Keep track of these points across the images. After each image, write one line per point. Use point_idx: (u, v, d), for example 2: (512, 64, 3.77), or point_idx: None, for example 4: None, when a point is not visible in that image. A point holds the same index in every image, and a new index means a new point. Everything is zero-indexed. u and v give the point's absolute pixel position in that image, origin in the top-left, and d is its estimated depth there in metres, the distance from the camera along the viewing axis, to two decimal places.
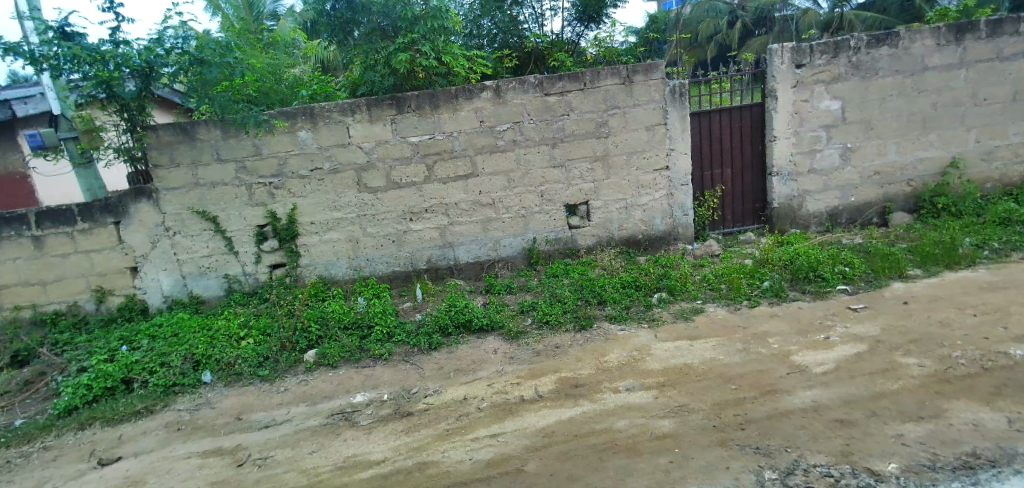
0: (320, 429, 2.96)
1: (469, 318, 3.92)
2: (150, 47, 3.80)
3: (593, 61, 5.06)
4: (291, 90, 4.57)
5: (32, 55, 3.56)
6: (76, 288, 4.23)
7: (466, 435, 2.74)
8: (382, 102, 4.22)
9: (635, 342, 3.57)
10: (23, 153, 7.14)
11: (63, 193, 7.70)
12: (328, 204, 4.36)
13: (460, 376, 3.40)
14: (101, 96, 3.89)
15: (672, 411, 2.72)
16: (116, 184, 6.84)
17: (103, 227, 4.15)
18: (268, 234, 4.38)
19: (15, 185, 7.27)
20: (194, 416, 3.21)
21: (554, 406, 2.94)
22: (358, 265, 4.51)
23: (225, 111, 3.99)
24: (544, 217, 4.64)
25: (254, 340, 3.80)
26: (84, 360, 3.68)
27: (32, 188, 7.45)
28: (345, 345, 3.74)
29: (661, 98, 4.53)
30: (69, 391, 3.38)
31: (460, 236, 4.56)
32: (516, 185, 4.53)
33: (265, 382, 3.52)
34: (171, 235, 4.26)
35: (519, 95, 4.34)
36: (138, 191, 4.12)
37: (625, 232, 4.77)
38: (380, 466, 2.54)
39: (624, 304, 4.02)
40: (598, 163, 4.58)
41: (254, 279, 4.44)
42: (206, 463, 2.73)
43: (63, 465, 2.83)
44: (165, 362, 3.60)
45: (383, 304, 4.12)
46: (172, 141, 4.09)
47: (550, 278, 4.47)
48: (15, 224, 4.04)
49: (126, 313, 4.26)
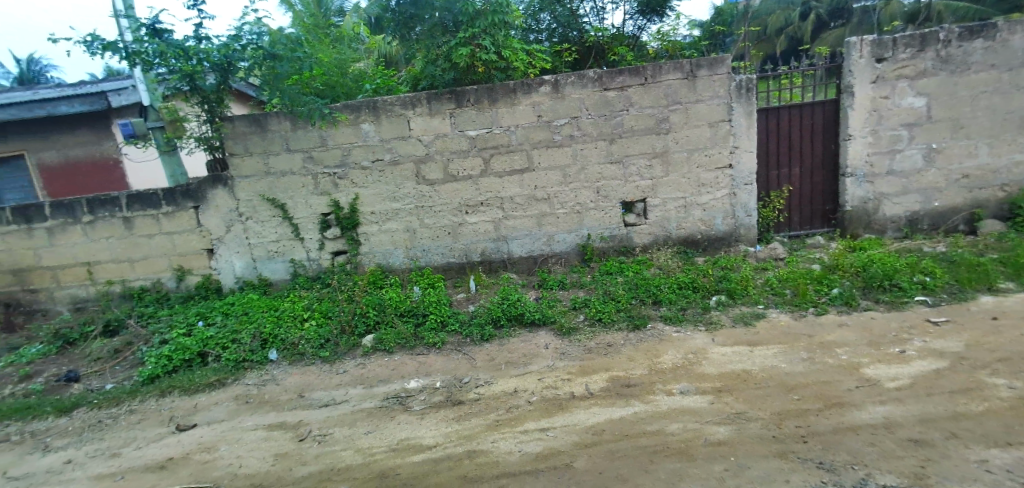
0: (376, 411, 3.08)
1: (521, 312, 3.93)
2: (229, 43, 4.01)
3: (655, 56, 4.89)
4: (356, 83, 4.65)
5: (126, 52, 3.86)
6: (160, 266, 4.56)
7: (516, 427, 2.77)
8: (442, 96, 4.29)
9: (691, 345, 3.46)
10: (117, 141, 6.96)
11: (149, 179, 7.59)
12: (387, 195, 4.49)
13: (511, 369, 3.43)
14: (185, 88, 4.13)
15: (728, 418, 2.63)
16: (196, 173, 7.27)
17: (184, 211, 4.45)
18: (331, 223, 4.55)
19: (107, 171, 7.06)
20: (261, 391, 3.42)
21: (605, 404, 2.90)
22: (414, 256, 4.62)
23: (294, 103, 4.17)
24: (600, 214, 4.58)
25: (316, 322, 3.98)
26: (166, 333, 3.99)
27: (123, 174, 7.21)
28: (401, 331, 3.85)
29: (726, 93, 4.35)
30: (152, 361, 3.67)
31: (515, 229, 4.58)
32: (571, 180, 4.49)
33: (326, 363, 3.67)
34: (244, 221, 4.50)
35: (577, 89, 4.30)
36: (216, 178, 4.40)
37: (683, 231, 4.64)
38: (431, 450, 2.63)
39: (680, 305, 3.91)
40: (657, 160, 4.47)
41: (318, 264, 4.63)
42: (271, 435, 2.92)
43: (146, 428, 3.12)
44: (236, 339, 3.83)
45: (437, 294, 4.21)
46: (246, 132, 4.33)
47: (604, 275, 4.40)
48: (108, 206, 4.41)
49: (202, 291, 4.55)
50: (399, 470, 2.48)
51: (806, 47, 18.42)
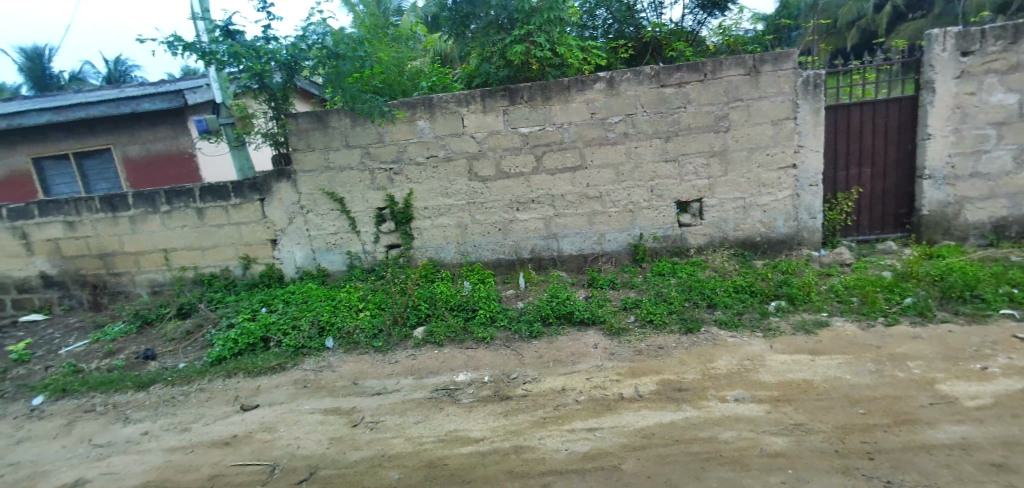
0: (426, 402, 3.16)
1: (571, 311, 3.91)
2: (296, 43, 4.19)
3: (715, 51, 4.74)
4: (412, 81, 4.76)
5: (202, 52, 4.09)
6: (228, 254, 4.82)
7: (563, 425, 2.76)
8: (495, 93, 4.32)
9: (747, 351, 3.34)
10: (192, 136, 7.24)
11: (218, 173, 7.95)
12: (441, 191, 4.57)
13: (559, 367, 3.42)
14: (254, 86, 4.36)
15: (786, 429, 2.52)
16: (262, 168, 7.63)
17: (251, 203, 4.69)
18: (386, 217, 4.68)
19: (182, 164, 7.40)
20: (318, 376, 3.57)
21: (654, 408, 2.85)
22: (465, 251, 4.68)
23: (354, 101, 4.32)
24: (653, 213, 4.48)
25: (370, 313, 4.11)
26: (233, 317, 4.24)
27: (196, 167, 7.54)
28: (451, 325, 3.92)
29: (792, 90, 4.16)
30: (221, 344, 3.90)
31: (565, 227, 4.55)
32: (624, 179, 4.42)
33: (378, 353, 3.78)
34: (305, 213, 4.70)
35: (633, 86, 4.23)
36: (280, 172, 4.61)
37: (741, 233, 4.47)
38: (479, 443, 2.68)
39: (736, 309, 3.77)
40: (715, 159, 4.33)
41: (372, 257, 4.77)
42: (327, 420, 3.06)
43: (214, 406, 3.33)
44: (296, 326, 4.01)
45: (487, 290, 4.25)
46: (308, 128, 4.51)
47: (656, 276, 4.30)
48: (184, 197, 4.72)
49: (266, 279, 4.79)
50: (447, 460, 2.55)
51: (880, 41, 17.29)
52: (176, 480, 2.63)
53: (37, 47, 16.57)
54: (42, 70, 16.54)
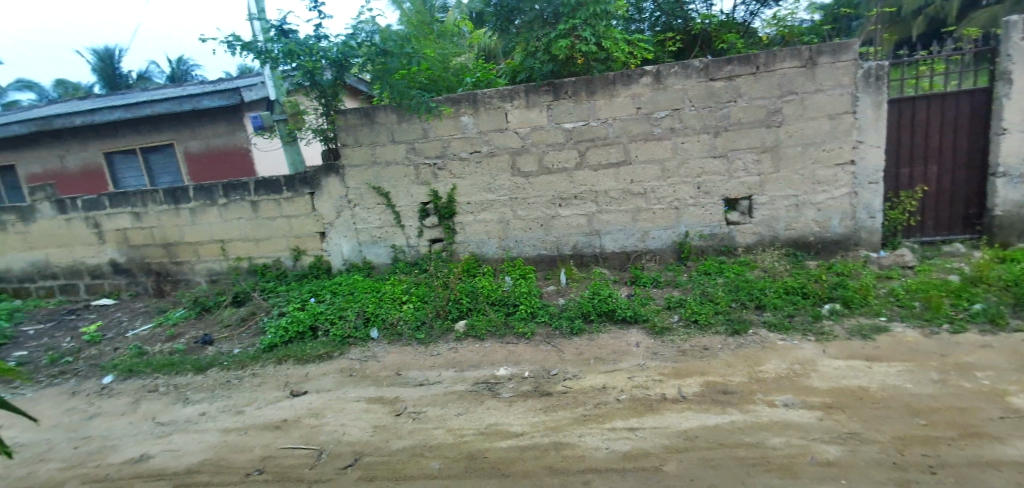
0: (467, 395, 3.20)
1: (613, 308, 3.87)
2: (347, 41, 4.31)
3: (768, 43, 4.57)
4: (457, 77, 4.80)
5: (259, 51, 4.27)
6: (279, 246, 5.01)
7: (603, 424, 2.74)
8: (540, 88, 4.31)
9: (798, 355, 3.22)
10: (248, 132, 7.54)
11: (273, 166, 8.20)
12: (483, 186, 4.60)
13: (600, 365, 3.39)
14: (306, 84, 4.50)
15: (839, 438, 2.41)
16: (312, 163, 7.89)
17: (301, 196, 4.86)
18: (430, 211, 4.75)
19: (236, 158, 7.66)
20: (363, 366, 3.67)
21: (698, 409, 2.78)
22: (507, 246, 4.69)
23: (401, 97, 4.41)
24: (699, 211, 4.37)
25: (413, 305, 4.19)
26: (284, 306, 4.42)
27: (249, 160, 7.75)
28: (492, 319, 3.95)
29: (851, 83, 3.96)
30: (273, 331, 4.07)
31: (608, 224, 4.50)
32: (670, 175, 4.32)
33: (421, 345, 3.85)
34: (352, 207, 4.83)
35: (681, 80, 4.12)
36: (329, 167, 4.76)
37: (793, 232, 4.30)
38: (519, 438, 2.69)
39: (787, 311, 3.64)
40: (767, 155, 4.18)
41: (416, 251, 4.85)
42: (371, 408, 3.15)
43: (266, 391, 3.48)
44: (342, 316, 4.15)
45: (528, 285, 4.26)
46: (356, 124, 4.63)
47: (702, 275, 4.19)
48: (240, 190, 4.94)
49: (315, 271, 4.95)
50: (487, 453, 2.58)
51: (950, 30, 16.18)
52: (231, 459, 2.77)
53: (108, 49, 17.66)
54: (113, 70, 17.63)
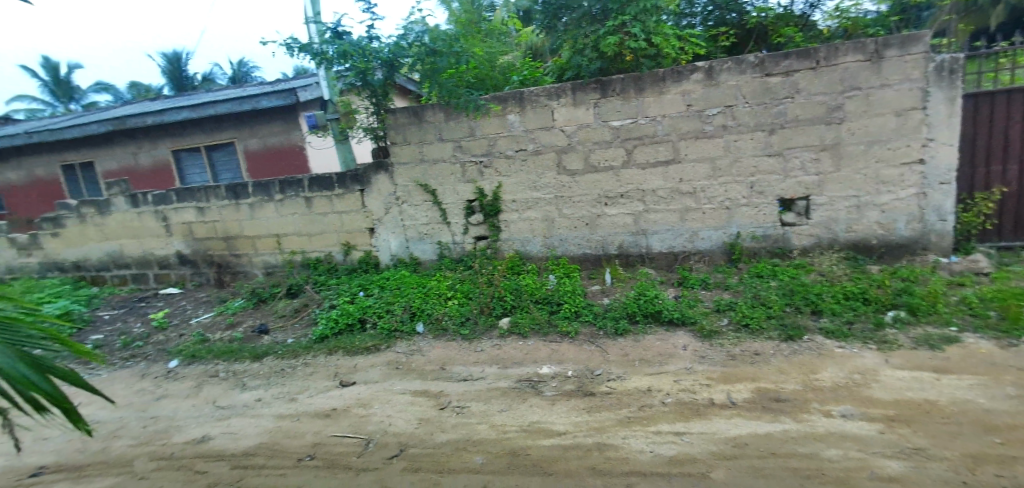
0: (510, 392, 3.22)
1: (659, 310, 3.79)
2: (398, 42, 4.40)
3: (830, 36, 4.38)
4: (504, 75, 4.84)
5: (316, 53, 4.45)
6: (331, 241, 5.19)
7: (648, 426, 2.70)
8: (587, 86, 4.28)
9: (857, 364, 3.06)
10: (303, 131, 7.81)
11: (326, 164, 8.45)
12: (529, 184, 4.60)
13: (645, 367, 3.34)
14: (358, 84, 4.63)
15: (901, 453, 2.28)
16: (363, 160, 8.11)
17: (352, 193, 5.02)
18: (475, 209, 4.80)
19: (292, 156, 7.95)
20: (409, 359, 3.75)
21: (749, 416, 2.69)
22: (551, 245, 4.68)
23: (450, 96, 4.45)
24: (751, 211, 4.22)
25: (458, 301, 4.25)
26: (334, 299, 4.58)
27: (304, 159, 8.02)
28: (536, 317, 3.95)
29: (921, 77, 3.72)
30: (324, 322, 4.22)
31: (655, 224, 4.42)
32: (721, 174, 4.20)
33: (465, 340, 3.90)
34: (400, 204, 4.94)
35: (734, 76, 4.00)
36: (379, 165, 4.89)
37: (853, 234, 4.10)
38: (562, 437, 2.69)
39: (846, 317, 3.46)
40: (826, 153, 3.99)
41: (461, 248, 4.91)
42: (416, 401, 3.22)
43: (317, 380, 3.62)
44: (390, 310, 4.26)
45: (572, 284, 4.24)
46: (405, 122, 4.73)
47: (754, 278, 4.05)
48: (294, 187, 5.14)
49: (364, 265, 5.10)
50: (530, 451, 2.59)
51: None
52: (284, 444, 2.90)
53: (177, 53, 18.76)
54: (181, 73, 18.72)
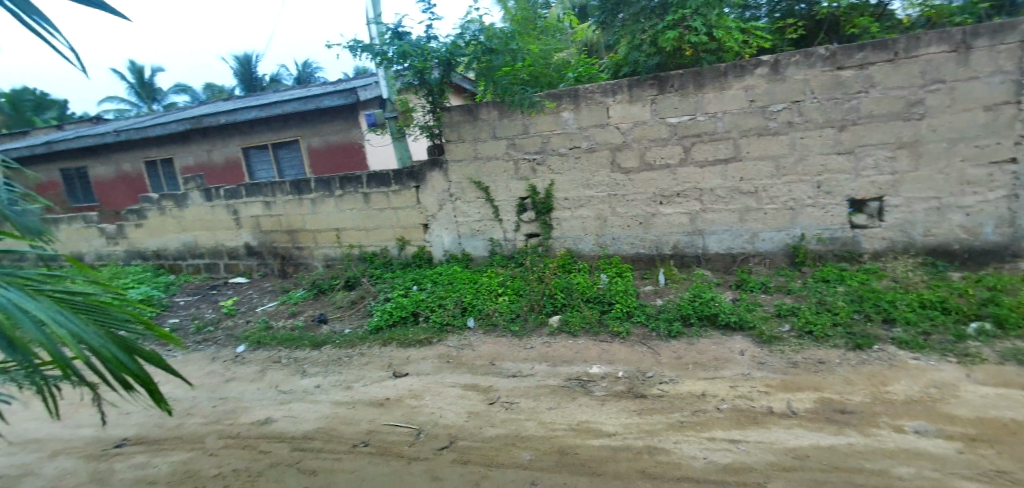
0: (559, 390, 3.22)
1: (715, 312, 3.68)
2: (455, 41, 4.52)
3: (910, 25, 4.10)
4: (559, 72, 4.78)
5: (377, 53, 4.62)
6: (386, 236, 5.35)
7: (702, 432, 2.63)
8: (644, 82, 4.20)
9: (934, 378, 2.86)
10: (363, 129, 8.08)
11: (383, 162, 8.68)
12: (582, 182, 4.57)
13: (700, 371, 3.25)
14: (416, 83, 4.75)
15: (983, 475, 2.11)
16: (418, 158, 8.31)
17: (408, 189, 5.15)
18: (527, 206, 4.82)
19: (351, 153, 8.22)
20: (460, 353, 3.82)
21: (811, 428, 2.57)
22: (604, 243, 4.63)
23: (505, 93, 4.52)
24: (817, 212, 4.01)
25: (508, 298, 4.28)
26: (389, 292, 4.74)
27: (363, 156, 8.28)
28: (586, 316, 3.93)
29: (1016, 68, 3.41)
30: (380, 314, 4.38)
31: (712, 224, 4.29)
32: (785, 172, 4.01)
33: (515, 337, 3.93)
34: (453, 201, 5.03)
35: (802, 70, 3.81)
36: (434, 162, 4.99)
37: (932, 239, 3.82)
38: (611, 438, 2.66)
39: (922, 327, 3.24)
40: (903, 151, 3.74)
41: (513, 245, 4.94)
42: (467, 394, 3.27)
43: (372, 370, 3.75)
44: (442, 304, 4.35)
45: (624, 284, 4.18)
46: (460, 120, 4.79)
47: (819, 282, 3.85)
48: (353, 183, 5.34)
49: (417, 260, 5.22)
50: (579, 450, 2.58)
51: None
52: (340, 430, 3.02)
53: (247, 55, 19.83)
54: (250, 74, 19.77)
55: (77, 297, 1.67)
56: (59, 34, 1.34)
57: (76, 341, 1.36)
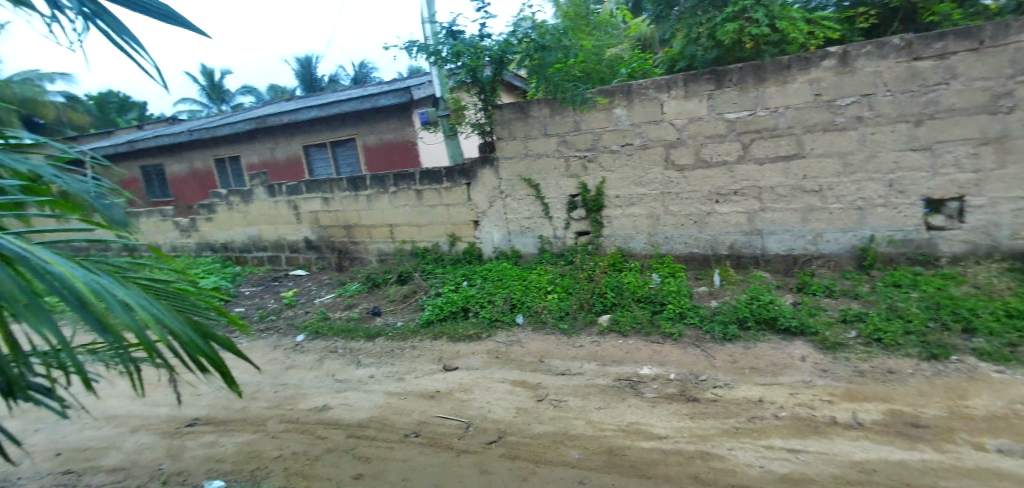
0: (609, 390, 3.19)
1: (774, 316, 3.54)
2: (507, 39, 4.58)
3: (998, 12, 3.77)
4: (611, 68, 4.72)
5: (432, 52, 4.73)
6: (437, 232, 5.46)
7: (759, 440, 2.54)
8: (701, 77, 4.08)
9: (1022, 394, 2.63)
10: (416, 126, 8.25)
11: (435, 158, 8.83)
12: (634, 179, 4.49)
13: (756, 376, 3.13)
14: (468, 80, 4.83)
15: None
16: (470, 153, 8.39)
17: (459, 186, 5.23)
18: (577, 204, 4.78)
19: (405, 150, 8.42)
20: (509, 349, 3.86)
21: (878, 440, 2.43)
22: (656, 242, 4.54)
23: (557, 90, 4.51)
24: (889, 211, 3.77)
25: (558, 296, 4.28)
26: (440, 287, 4.84)
27: (416, 153, 8.46)
28: (637, 316, 3.87)
29: None
30: (432, 309, 4.48)
31: (772, 223, 4.11)
32: (854, 170, 3.79)
33: (564, 335, 3.93)
34: (503, 198, 5.06)
35: (874, 61, 3.59)
36: (485, 159, 5.04)
37: (1021, 242, 3.50)
38: (662, 441, 2.62)
39: (1008, 338, 2.98)
40: (988, 147, 3.45)
41: (562, 242, 4.91)
42: (515, 390, 3.30)
43: (423, 363, 3.84)
44: (491, 300, 4.40)
45: (677, 284, 4.08)
46: (511, 118, 4.81)
47: (890, 287, 3.62)
48: (407, 180, 5.48)
49: (468, 256, 5.30)
50: (629, 451, 2.55)
51: None
52: (393, 420, 3.12)
53: (308, 56, 20.66)
54: (309, 74, 20.63)
55: (158, 284, 1.84)
56: (151, 60, 1.40)
57: (157, 324, 1.28)
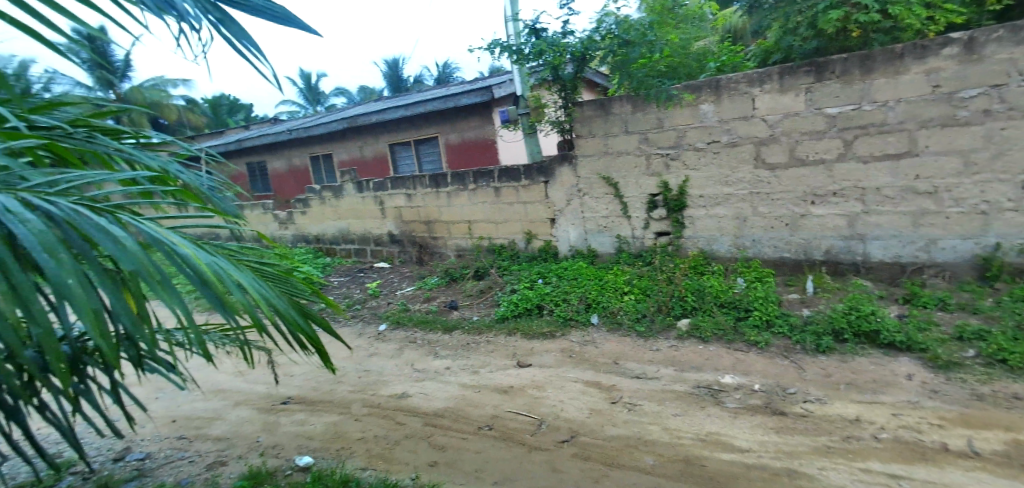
0: (688, 396, 3.08)
1: (876, 329, 3.24)
2: (590, 36, 4.52)
3: None
4: (698, 62, 4.55)
5: (514, 51, 4.78)
6: (514, 228, 5.53)
7: (854, 461, 2.34)
8: (798, 69, 3.82)
9: None
10: (495, 125, 8.38)
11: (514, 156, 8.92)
12: (720, 179, 4.29)
13: (854, 392, 2.89)
14: (550, 78, 4.83)
15: None
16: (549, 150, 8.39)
17: (536, 185, 5.27)
18: (658, 203, 4.65)
19: (485, 148, 8.58)
20: (583, 349, 3.83)
21: (1000, 474, 2.16)
22: (742, 245, 4.31)
23: (639, 87, 4.51)
24: (1021, 217, 3.31)
25: (634, 297, 4.19)
26: (515, 284, 4.91)
27: (495, 150, 8.60)
28: (719, 322, 3.71)
29: None
30: (507, 305, 4.55)
31: (877, 228, 3.76)
32: (978, 170, 3.38)
33: (641, 337, 3.85)
34: (581, 196, 5.03)
35: (1008, 47, 3.18)
36: (563, 157, 5.04)
37: None
38: (744, 454, 2.49)
39: None
40: None
41: (641, 243, 4.80)
42: (589, 391, 3.27)
43: (497, 358, 3.91)
44: (566, 299, 4.40)
45: (765, 290, 3.85)
46: (591, 115, 4.78)
47: (1020, 302, 3.19)
48: (485, 177, 5.61)
49: (543, 255, 5.33)
50: (706, 462, 2.45)
51: None
52: (467, 411, 3.21)
53: (393, 58, 21.67)
54: (394, 75, 21.63)
55: (266, 267, 2.00)
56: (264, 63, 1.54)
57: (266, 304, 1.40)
